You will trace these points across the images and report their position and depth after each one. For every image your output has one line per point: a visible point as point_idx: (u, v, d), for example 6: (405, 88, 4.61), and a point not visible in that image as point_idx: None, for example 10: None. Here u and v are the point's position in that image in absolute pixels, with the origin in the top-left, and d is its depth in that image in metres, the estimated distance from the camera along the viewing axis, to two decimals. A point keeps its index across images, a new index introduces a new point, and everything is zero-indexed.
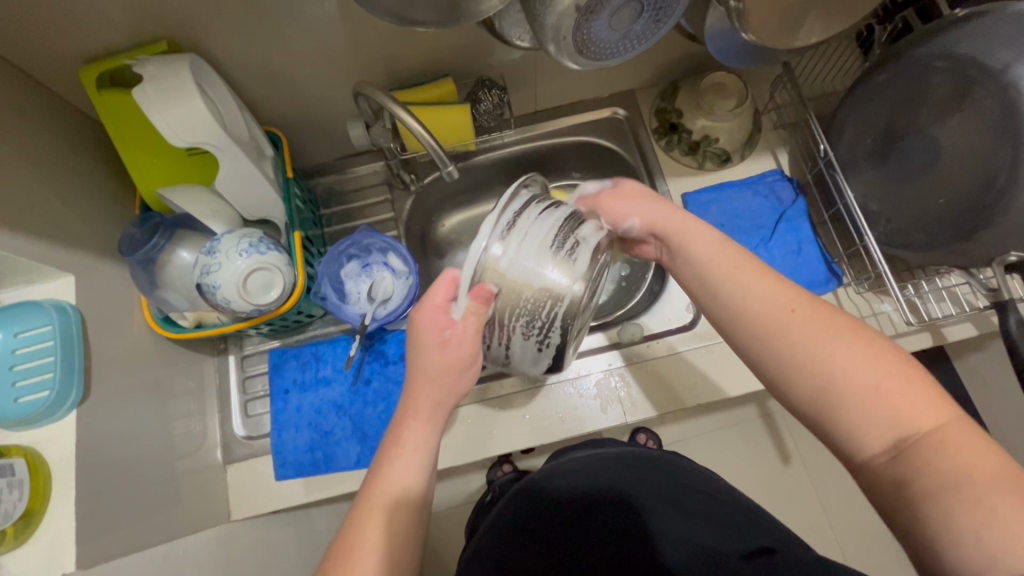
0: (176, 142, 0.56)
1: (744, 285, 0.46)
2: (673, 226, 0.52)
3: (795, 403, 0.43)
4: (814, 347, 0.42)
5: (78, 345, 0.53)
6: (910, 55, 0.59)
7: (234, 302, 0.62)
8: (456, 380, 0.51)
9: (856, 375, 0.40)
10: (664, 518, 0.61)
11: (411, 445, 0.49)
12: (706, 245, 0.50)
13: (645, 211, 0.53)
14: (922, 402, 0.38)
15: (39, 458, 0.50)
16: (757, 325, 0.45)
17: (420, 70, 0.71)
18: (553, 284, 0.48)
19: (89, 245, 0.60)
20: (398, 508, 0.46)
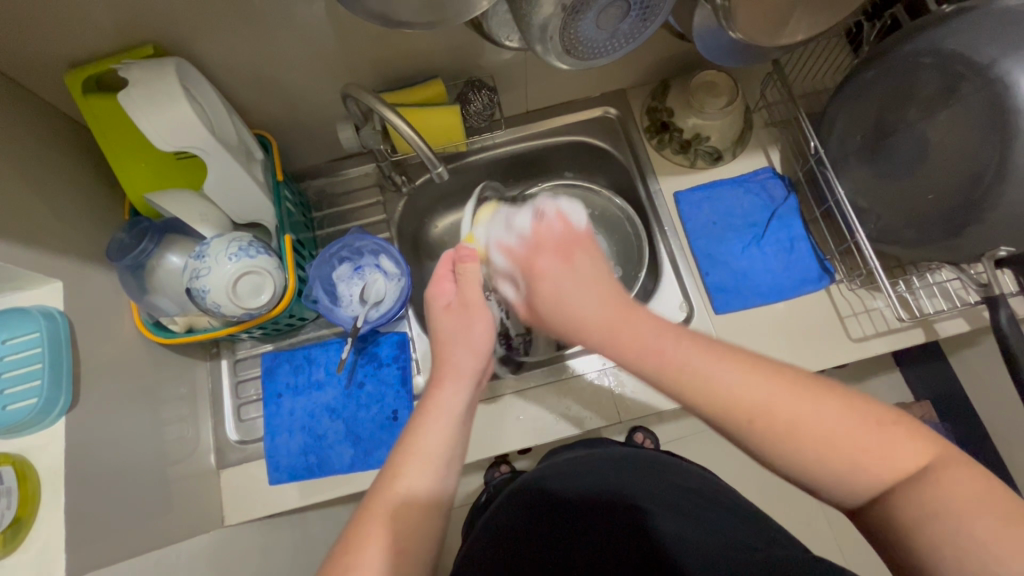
0: (164, 146, 0.56)
1: (699, 371, 0.42)
2: (614, 332, 0.47)
3: (782, 465, 0.41)
4: (792, 437, 0.40)
5: (67, 351, 0.53)
6: (898, 52, 0.59)
7: (224, 306, 0.62)
8: (466, 336, 0.54)
9: (837, 440, 0.39)
10: (664, 516, 0.60)
11: (437, 412, 0.50)
12: (647, 347, 0.45)
13: (587, 313, 0.48)
14: (904, 447, 0.38)
15: (28, 466, 0.50)
16: (731, 416, 0.41)
17: (409, 72, 0.71)
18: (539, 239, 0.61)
19: (78, 250, 0.60)
20: (402, 515, 0.44)
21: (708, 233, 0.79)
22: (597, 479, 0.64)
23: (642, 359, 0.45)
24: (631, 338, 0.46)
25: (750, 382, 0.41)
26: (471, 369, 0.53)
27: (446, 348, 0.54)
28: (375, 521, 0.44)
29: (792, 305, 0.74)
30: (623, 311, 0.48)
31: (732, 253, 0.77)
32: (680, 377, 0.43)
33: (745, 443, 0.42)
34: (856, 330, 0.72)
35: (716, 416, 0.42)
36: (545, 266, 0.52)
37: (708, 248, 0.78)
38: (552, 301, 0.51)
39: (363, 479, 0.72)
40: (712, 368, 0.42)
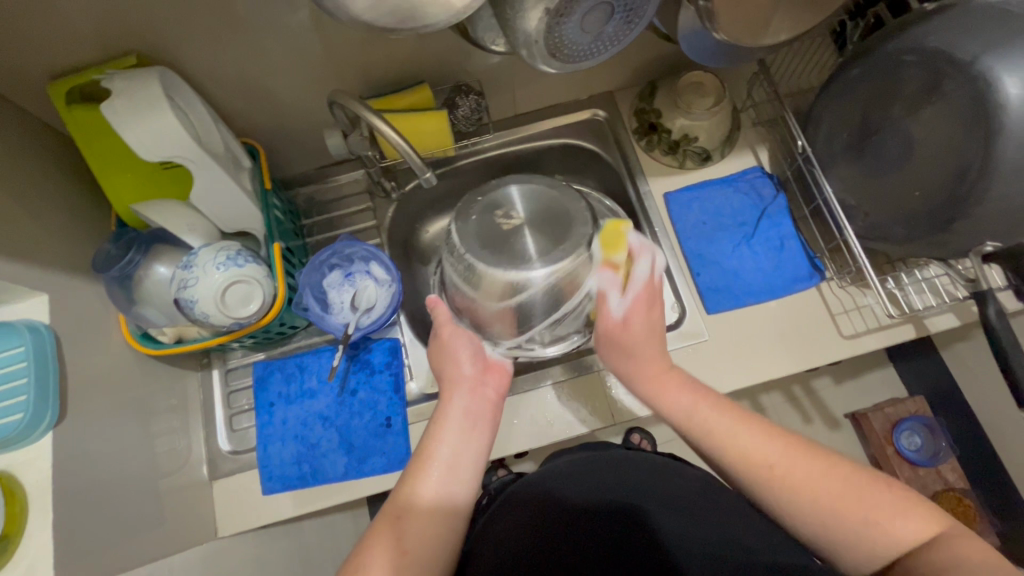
0: (147, 156, 0.56)
1: (717, 429, 0.53)
2: (660, 386, 0.58)
3: (792, 521, 0.48)
4: (808, 501, 0.47)
5: (53, 366, 0.52)
6: (881, 51, 0.59)
7: (213, 316, 0.61)
8: (451, 355, 0.61)
9: (842, 510, 0.46)
10: (668, 515, 0.60)
11: (439, 422, 0.57)
12: (690, 406, 0.56)
13: (656, 352, 0.60)
14: (909, 516, 0.45)
15: (15, 483, 0.49)
16: (750, 477, 0.50)
17: (396, 77, 0.71)
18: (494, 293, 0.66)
19: (64, 263, 0.59)
20: (411, 519, 0.49)
21: (698, 232, 0.79)
22: (599, 478, 0.65)
23: (686, 413, 0.55)
24: (676, 403, 0.57)
25: (772, 449, 0.50)
26: (458, 374, 0.60)
27: (440, 369, 0.62)
28: (383, 527, 0.49)
29: (783, 303, 0.75)
30: (682, 376, 0.59)
31: (722, 252, 0.78)
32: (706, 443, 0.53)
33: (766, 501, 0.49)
34: (848, 327, 0.72)
35: (740, 473, 0.51)
36: (638, 315, 0.60)
37: (698, 248, 0.78)
38: (648, 336, 0.60)
39: (357, 486, 0.72)
40: (733, 434, 0.52)
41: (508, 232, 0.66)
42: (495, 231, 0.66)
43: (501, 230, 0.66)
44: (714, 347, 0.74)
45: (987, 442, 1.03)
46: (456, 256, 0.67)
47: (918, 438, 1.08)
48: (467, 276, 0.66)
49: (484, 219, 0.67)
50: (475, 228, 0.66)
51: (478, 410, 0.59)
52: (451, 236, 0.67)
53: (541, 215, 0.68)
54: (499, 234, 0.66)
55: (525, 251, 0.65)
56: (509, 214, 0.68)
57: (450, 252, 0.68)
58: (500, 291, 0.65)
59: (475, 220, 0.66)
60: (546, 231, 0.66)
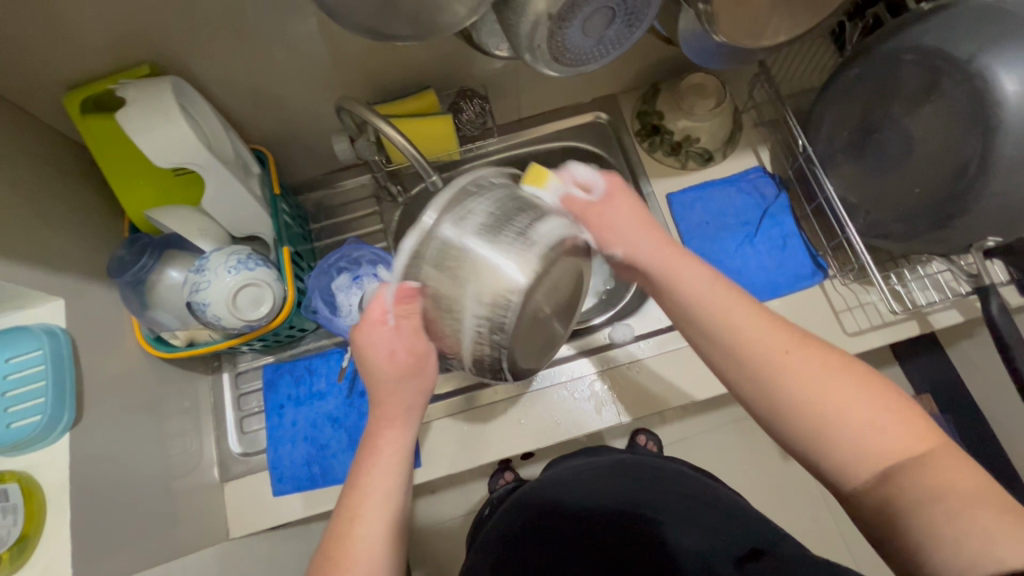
0: (160, 163, 0.57)
1: (728, 314, 0.45)
2: (668, 262, 0.48)
3: (789, 438, 0.42)
4: (806, 407, 0.41)
5: (70, 368, 0.54)
6: (880, 51, 0.60)
7: (225, 319, 0.62)
8: (417, 381, 0.51)
9: (844, 415, 0.40)
10: (678, 528, 0.62)
11: (388, 451, 0.50)
12: (698, 282, 0.47)
13: (640, 236, 0.49)
14: (903, 428, 0.39)
15: (34, 482, 0.50)
16: (751, 361, 0.43)
17: (401, 83, 0.72)
18: (478, 353, 0.47)
19: (79, 268, 0.61)
20: (362, 563, 0.45)
21: (701, 232, 0.79)
22: (607, 488, 0.65)
23: (696, 288, 0.46)
24: (681, 284, 0.47)
25: (779, 336, 0.43)
26: (413, 400, 0.51)
27: (379, 387, 0.50)
28: (349, 560, 0.45)
29: (788, 300, 0.75)
30: (674, 245, 0.49)
31: (726, 251, 0.78)
32: (695, 317, 0.46)
33: (755, 404, 0.44)
34: (852, 324, 0.73)
35: (736, 359, 0.44)
36: (620, 202, 0.50)
37: (702, 248, 0.78)
38: (634, 220, 0.50)
39: None
40: (743, 315, 0.44)
41: (544, 317, 0.49)
42: (533, 321, 0.47)
43: (538, 315, 0.47)
44: None
45: (994, 441, 1.03)
46: (487, 336, 0.46)
47: None
48: (488, 320, 0.45)
49: (534, 304, 0.46)
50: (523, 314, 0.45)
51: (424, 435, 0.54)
52: (475, 292, 0.44)
53: (569, 286, 0.50)
54: (535, 317, 0.47)
55: (548, 337, 0.52)
56: (556, 296, 0.48)
57: (478, 312, 0.45)
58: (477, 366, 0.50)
59: (525, 294, 0.44)
60: (564, 307, 0.52)
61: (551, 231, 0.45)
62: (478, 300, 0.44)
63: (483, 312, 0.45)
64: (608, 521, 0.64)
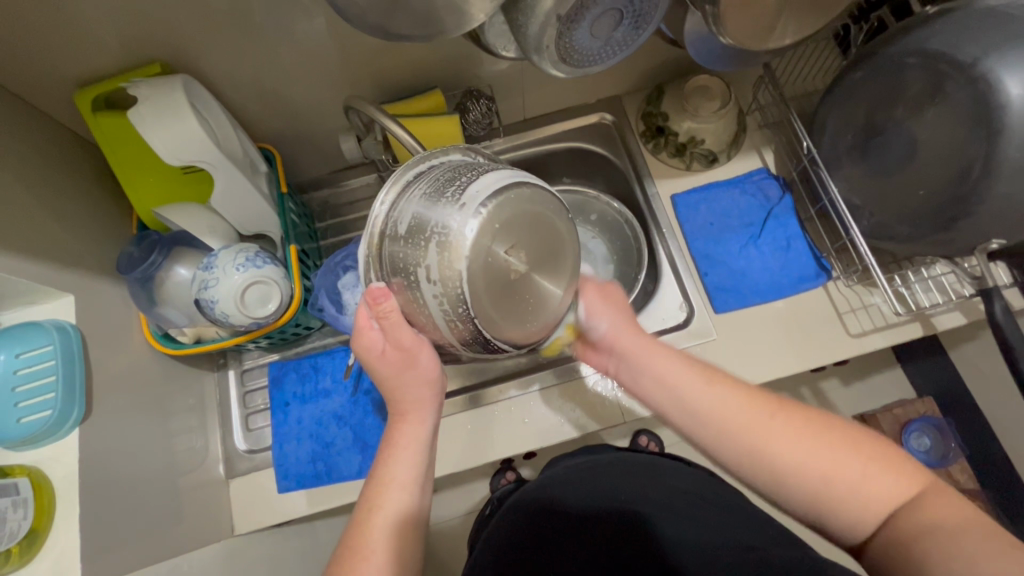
0: (170, 160, 0.57)
1: (710, 399, 0.48)
2: (647, 348, 0.53)
3: (793, 507, 0.44)
4: (801, 476, 0.43)
5: (80, 364, 0.54)
6: (884, 54, 0.61)
7: (233, 315, 0.63)
8: (416, 373, 0.50)
9: (835, 473, 0.42)
10: (674, 525, 0.60)
11: (403, 445, 0.51)
12: (674, 368, 0.51)
13: (624, 318, 0.56)
14: (893, 477, 0.41)
15: (43, 476, 0.51)
16: (739, 443, 0.45)
17: (408, 84, 0.73)
18: (454, 329, 0.43)
19: (88, 264, 0.61)
20: (382, 549, 0.46)
21: (706, 233, 0.80)
22: (601, 488, 0.66)
23: (673, 374, 0.51)
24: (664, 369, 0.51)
25: (758, 413, 0.46)
26: (423, 396, 0.52)
27: (392, 385, 0.51)
28: (368, 550, 0.46)
29: (792, 301, 0.75)
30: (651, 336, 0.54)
31: (730, 253, 0.79)
32: (686, 400, 0.49)
33: (755, 484, 0.45)
34: (855, 326, 0.73)
35: (727, 440, 0.46)
36: (607, 290, 0.57)
37: (706, 248, 0.79)
38: (620, 303, 0.56)
39: None
40: (717, 397, 0.48)
41: (517, 276, 0.43)
42: (499, 282, 0.42)
43: (502, 276, 0.42)
44: (723, 346, 0.74)
45: (995, 444, 1.03)
46: (446, 310, 0.42)
47: (928, 439, 1.09)
48: (443, 292, 0.41)
49: (483, 265, 0.41)
50: (473, 275, 0.40)
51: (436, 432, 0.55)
52: (422, 269, 0.42)
53: (542, 242, 0.44)
54: (501, 279, 0.42)
55: (537, 300, 0.45)
56: (521, 247, 0.42)
57: (429, 287, 0.42)
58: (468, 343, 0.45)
59: (471, 255, 0.40)
60: (551, 264, 0.45)
61: (486, 185, 0.42)
62: (429, 276, 0.42)
63: (436, 287, 0.41)
64: (601, 522, 0.63)
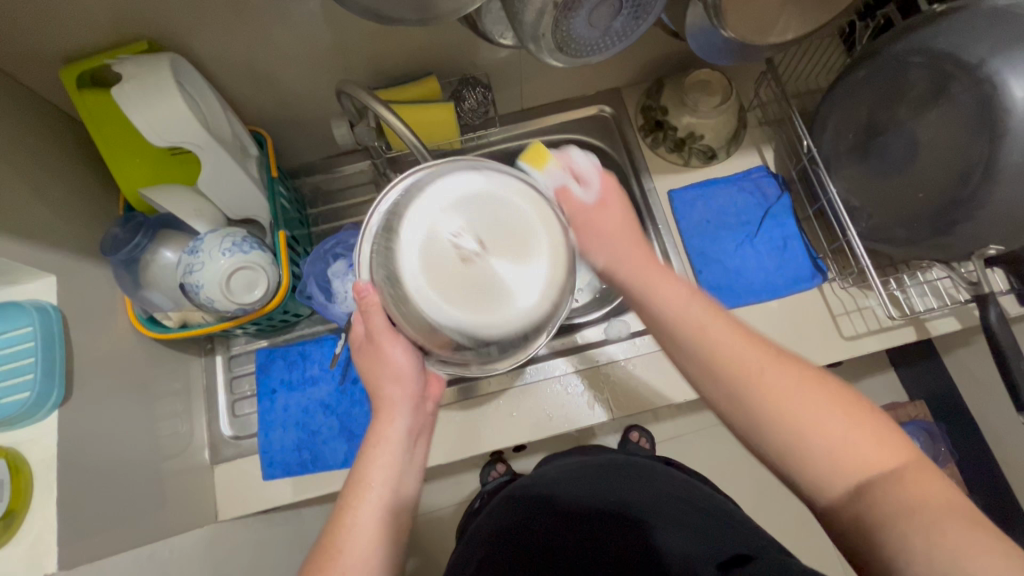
0: (156, 141, 0.56)
1: (704, 329, 0.46)
2: (646, 277, 0.50)
3: (767, 454, 0.43)
4: (779, 416, 0.42)
5: (60, 345, 0.53)
6: (889, 52, 0.59)
7: (218, 301, 0.62)
8: (392, 369, 0.51)
9: (819, 428, 0.41)
10: (665, 531, 0.60)
11: (378, 443, 0.50)
12: (675, 300, 0.48)
13: (622, 246, 0.52)
14: (880, 448, 0.39)
15: (21, 458, 0.50)
16: (723, 373, 0.44)
17: (403, 69, 0.71)
18: (408, 316, 0.47)
19: (72, 245, 0.60)
20: (354, 550, 0.45)
21: (701, 231, 0.79)
22: (593, 489, 0.66)
23: (671, 304, 0.48)
24: (662, 298, 0.49)
25: (748, 352, 0.44)
26: (402, 392, 0.52)
27: (375, 382, 0.52)
28: (342, 546, 0.45)
29: (786, 301, 0.75)
30: (656, 263, 0.51)
31: (725, 251, 0.78)
32: (680, 333, 0.47)
33: (731, 421, 0.45)
34: (849, 328, 0.73)
35: (710, 376, 0.45)
36: (610, 212, 0.53)
37: (701, 246, 0.78)
38: (622, 227, 0.52)
39: None
40: (715, 334, 0.46)
41: (462, 268, 0.45)
42: (441, 267, 0.45)
43: (444, 261, 0.45)
44: None
45: (986, 449, 1.03)
46: (394, 294, 0.47)
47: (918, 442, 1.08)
48: (392, 277, 0.46)
49: (424, 253, 0.45)
50: (413, 260, 0.45)
51: (419, 426, 0.54)
52: (381, 257, 0.48)
53: (495, 235, 0.46)
54: (442, 262, 0.45)
55: (485, 295, 0.45)
56: (466, 240, 0.45)
57: (384, 277, 0.47)
58: (430, 337, 0.47)
59: (411, 240, 0.45)
60: (506, 262, 0.45)
61: (441, 183, 0.47)
62: (383, 263, 0.47)
63: (386, 273, 0.47)
64: (592, 522, 0.64)
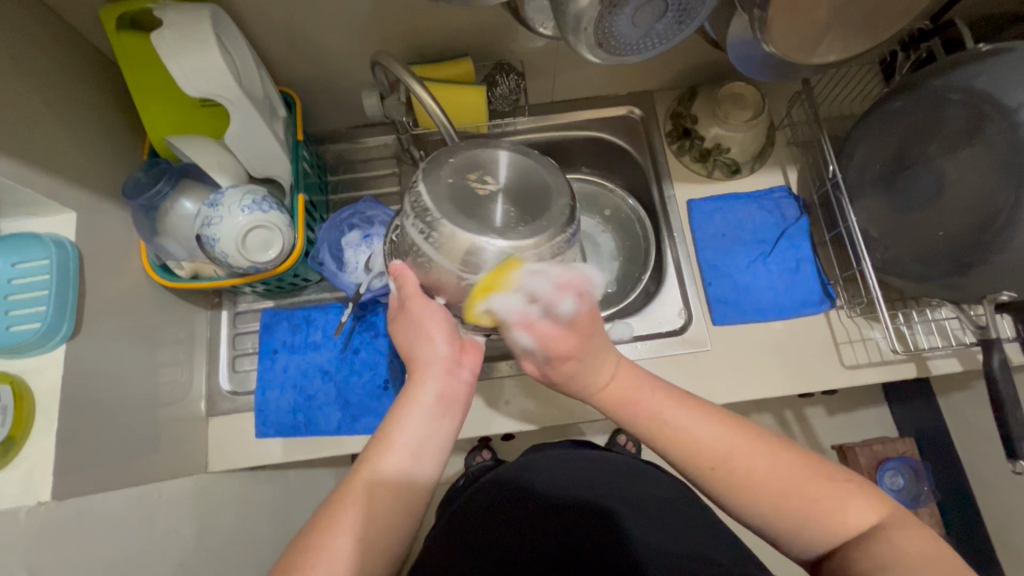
0: (188, 91, 0.56)
1: (671, 424, 0.49)
2: (620, 399, 0.52)
3: (762, 527, 0.47)
4: (763, 496, 0.45)
5: (74, 282, 0.54)
6: (929, 86, 0.59)
7: (232, 257, 0.63)
8: (426, 332, 0.54)
9: (801, 494, 0.45)
10: (646, 530, 0.62)
11: (404, 404, 0.52)
12: (649, 408, 0.51)
13: (592, 381, 0.53)
14: (857, 507, 0.44)
15: (25, 387, 0.51)
16: (700, 462, 0.47)
17: (440, 47, 0.71)
18: (433, 249, 0.50)
19: (94, 185, 0.60)
20: (365, 503, 0.47)
21: (716, 243, 0.79)
22: (581, 480, 0.66)
23: (639, 414, 0.51)
24: (631, 411, 0.52)
25: (723, 437, 0.48)
26: (433, 355, 0.54)
27: (410, 347, 0.55)
28: (349, 500, 0.47)
29: (791, 324, 0.75)
30: (637, 382, 0.53)
31: (737, 266, 0.78)
32: (656, 425, 0.50)
33: (712, 495, 0.48)
34: (850, 358, 0.73)
35: (693, 469, 0.48)
36: (562, 368, 0.53)
37: (714, 259, 0.78)
38: (580, 374, 0.53)
39: (348, 442, 0.73)
40: (688, 421, 0.49)
41: (482, 198, 0.51)
42: (461, 193, 0.51)
43: (464, 190, 0.51)
44: (716, 359, 0.74)
45: (968, 492, 1.04)
46: (417, 226, 0.50)
47: (901, 479, 1.08)
48: (417, 211, 0.50)
49: (448, 185, 0.51)
50: (439, 192, 0.50)
51: (452, 395, 0.54)
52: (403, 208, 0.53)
53: (508, 176, 0.53)
54: (461, 193, 0.51)
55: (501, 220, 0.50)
56: (483, 178, 0.53)
57: (409, 216, 0.51)
58: (461, 259, 0.49)
59: (433, 175, 0.51)
60: (521, 198, 0.52)
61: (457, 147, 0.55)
62: (405, 209, 0.52)
63: (409, 214, 0.51)
64: (570, 511, 0.64)
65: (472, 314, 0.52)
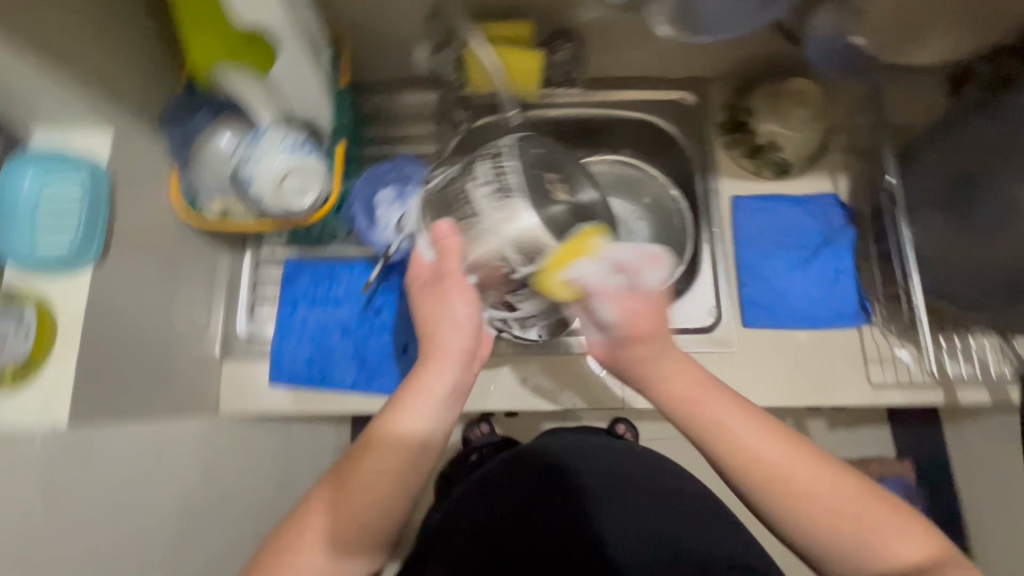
0: (237, 18, 0.52)
1: (724, 428, 0.48)
2: (679, 401, 0.50)
3: (809, 548, 0.46)
4: (818, 516, 0.45)
5: (105, 206, 0.53)
6: (1013, 103, 0.54)
7: (268, 199, 0.61)
8: (452, 317, 0.52)
9: (857, 520, 0.45)
10: (660, 518, 0.63)
11: (416, 391, 0.51)
12: (708, 415, 0.49)
13: (658, 376, 0.51)
14: (905, 538, 0.45)
15: (50, 308, 0.50)
16: (756, 475, 0.47)
17: (498, 4, 0.67)
18: (499, 218, 0.55)
19: (128, 109, 0.58)
20: (363, 486, 0.49)
21: (756, 243, 0.77)
22: (594, 469, 0.65)
23: (695, 417, 0.49)
24: (688, 411, 0.50)
25: (783, 454, 0.47)
26: (456, 346, 0.51)
27: (433, 330, 0.52)
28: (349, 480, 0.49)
29: (822, 335, 0.73)
30: (696, 388, 0.50)
31: (775, 269, 0.76)
32: (705, 429, 0.49)
33: (759, 509, 0.48)
34: (877, 376, 0.71)
35: (749, 481, 0.47)
36: (641, 350, 0.51)
37: (752, 259, 0.76)
38: (650, 362, 0.51)
39: (361, 401, 0.73)
40: (749, 435, 0.48)
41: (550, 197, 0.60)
42: (535, 186, 0.59)
43: (537, 185, 0.60)
44: (740, 362, 0.72)
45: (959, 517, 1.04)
46: (491, 194, 0.57)
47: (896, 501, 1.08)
48: (497, 185, 0.57)
49: (528, 174, 0.59)
50: (519, 178, 0.59)
51: (465, 385, 0.53)
52: (474, 179, 0.59)
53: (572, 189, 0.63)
54: (534, 186, 0.59)
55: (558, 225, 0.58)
56: (555, 181, 0.62)
57: (482, 185, 0.58)
58: (518, 236, 0.55)
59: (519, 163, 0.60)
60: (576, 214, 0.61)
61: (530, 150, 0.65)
62: (476, 180, 0.58)
63: (484, 184, 0.58)
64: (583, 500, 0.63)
65: (553, 285, 0.52)
